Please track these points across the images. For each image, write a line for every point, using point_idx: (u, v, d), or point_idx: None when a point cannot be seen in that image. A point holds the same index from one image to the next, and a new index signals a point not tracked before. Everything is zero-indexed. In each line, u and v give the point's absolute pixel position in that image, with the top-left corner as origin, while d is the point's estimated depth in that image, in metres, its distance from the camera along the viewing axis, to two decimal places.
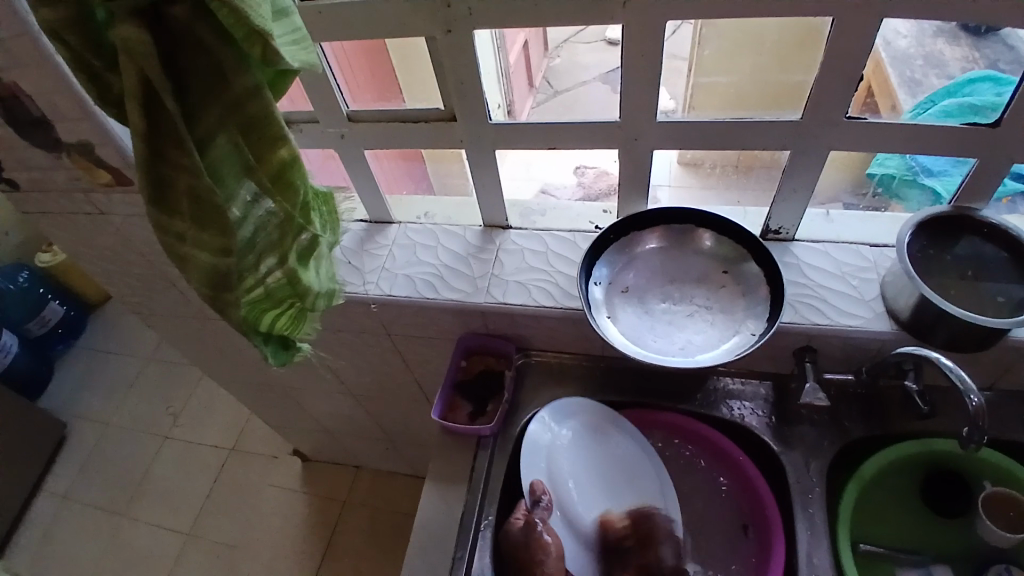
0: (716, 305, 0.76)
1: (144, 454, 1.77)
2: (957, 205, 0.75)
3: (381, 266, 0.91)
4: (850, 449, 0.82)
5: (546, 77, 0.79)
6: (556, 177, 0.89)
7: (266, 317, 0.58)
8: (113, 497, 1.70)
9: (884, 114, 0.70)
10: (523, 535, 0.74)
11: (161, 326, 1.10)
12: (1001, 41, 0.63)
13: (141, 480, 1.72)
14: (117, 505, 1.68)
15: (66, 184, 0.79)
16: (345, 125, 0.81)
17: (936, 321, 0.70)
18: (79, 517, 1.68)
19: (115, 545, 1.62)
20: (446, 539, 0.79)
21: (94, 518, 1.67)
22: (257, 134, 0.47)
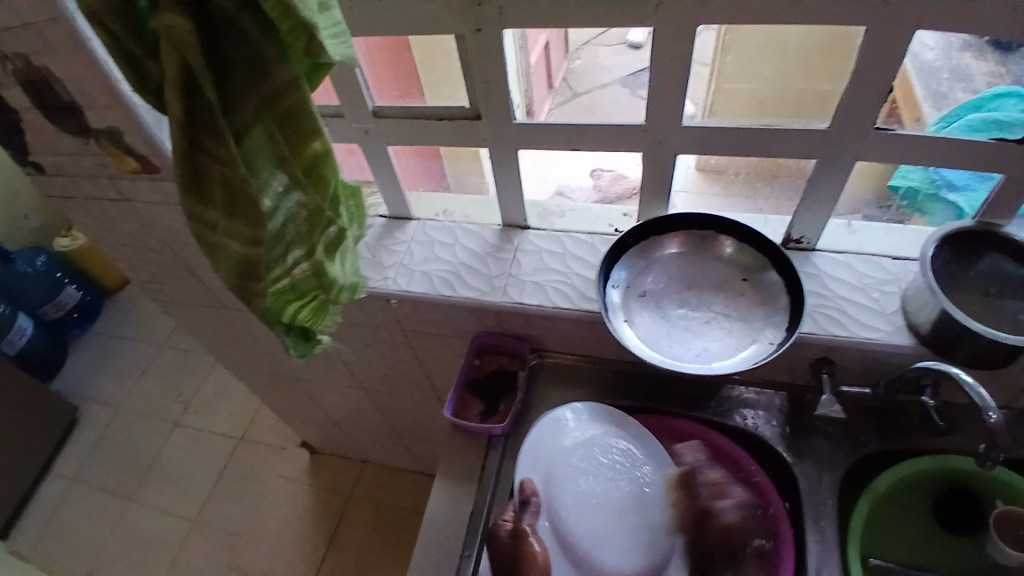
0: (736, 313, 0.75)
1: (153, 439, 1.78)
2: (982, 220, 0.74)
3: (399, 262, 0.91)
4: (863, 464, 0.82)
5: (566, 78, 0.82)
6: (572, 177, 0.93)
7: (290, 309, 0.59)
8: (121, 481, 1.71)
9: (909, 126, 0.70)
10: (511, 543, 0.71)
11: (177, 313, 1.11)
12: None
13: (149, 465, 1.73)
14: (125, 489, 1.70)
15: (93, 169, 0.80)
16: (370, 121, 0.81)
17: (958, 338, 0.70)
18: (87, 500, 1.70)
19: (121, 529, 1.63)
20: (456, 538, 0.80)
21: (101, 501, 1.69)
22: (292, 126, 0.47)
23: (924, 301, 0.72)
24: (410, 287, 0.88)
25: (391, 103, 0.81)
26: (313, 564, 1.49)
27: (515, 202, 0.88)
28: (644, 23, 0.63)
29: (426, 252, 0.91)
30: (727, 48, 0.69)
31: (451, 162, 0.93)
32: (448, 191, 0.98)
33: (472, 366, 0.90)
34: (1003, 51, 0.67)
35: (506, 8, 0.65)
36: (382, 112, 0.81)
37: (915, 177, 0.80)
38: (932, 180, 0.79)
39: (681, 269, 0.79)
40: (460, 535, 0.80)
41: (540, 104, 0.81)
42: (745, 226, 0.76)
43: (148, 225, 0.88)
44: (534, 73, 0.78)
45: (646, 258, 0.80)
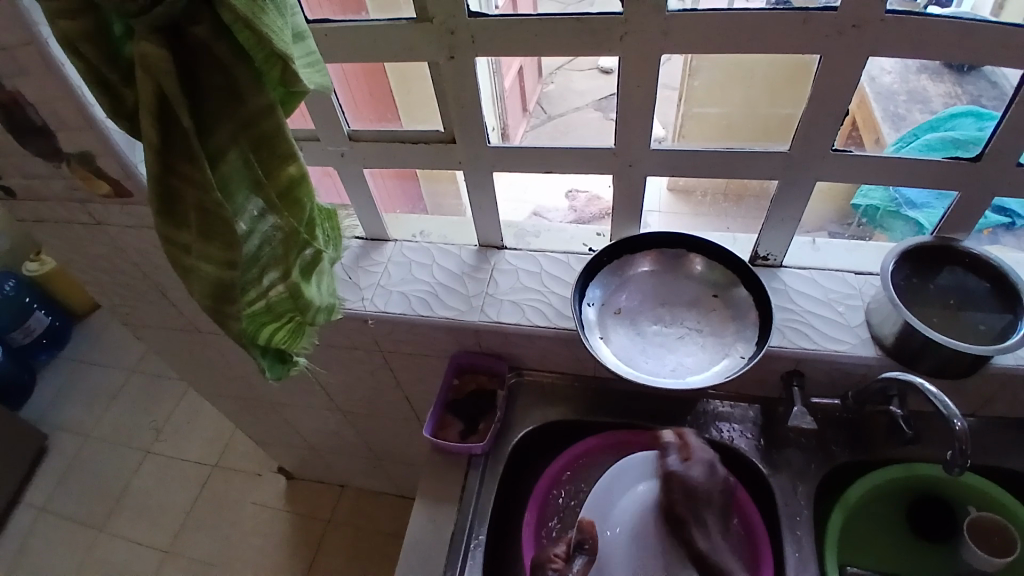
0: (707, 328, 0.77)
1: (123, 468, 1.74)
2: (942, 236, 0.78)
3: (376, 283, 0.91)
4: (837, 474, 0.83)
5: (540, 102, 0.82)
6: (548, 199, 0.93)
7: (266, 331, 0.59)
8: (89, 512, 1.66)
9: (868, 147, 0.73)
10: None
11: (150, 338, 1.10)
12: (984, 79, 0.66)
13: (120, 495, 1.68)
14: (94, 520, 1.65)
15: (65, 193, 0.79)
16: (346, 144, 0.82)
17: (921, 348, 0.72)
18: (53, 532, 1.64)
19: (90, 562, 1.58)
20: (436, 559, 0.79)
21: (69, 533, 1.63)
22: (268, 151, 0.48)
23: (886, 313, 0.75)
24: (387, 307, 0.88)
25: (367, 127, 0.82)
26: None
27: (491, 223, 0.89)
28: (612, 51, 0.66)
29: (403, 273, 0.92)
30: (693, 73, 0.70)
31: (427, 185, 0.94)
32: (427, 213, 0.99)
33: (451, 387, 0.91)
34: (957, 73, 0.66)
35: (479, 36, 0.67)
36: (359, 135, 0.82)
37: (876, 196, 0.83)
38: (892, 199, 0.82)
39: (653, 287, 0.81)
40: (440, 556, 0.79)
41: (514, 125, 0.82)
42: (713, 244, 0.79)
43: (120, 249, 0.87)
44: (508, 96, 0.79)
45: (620, 276, 0.81)
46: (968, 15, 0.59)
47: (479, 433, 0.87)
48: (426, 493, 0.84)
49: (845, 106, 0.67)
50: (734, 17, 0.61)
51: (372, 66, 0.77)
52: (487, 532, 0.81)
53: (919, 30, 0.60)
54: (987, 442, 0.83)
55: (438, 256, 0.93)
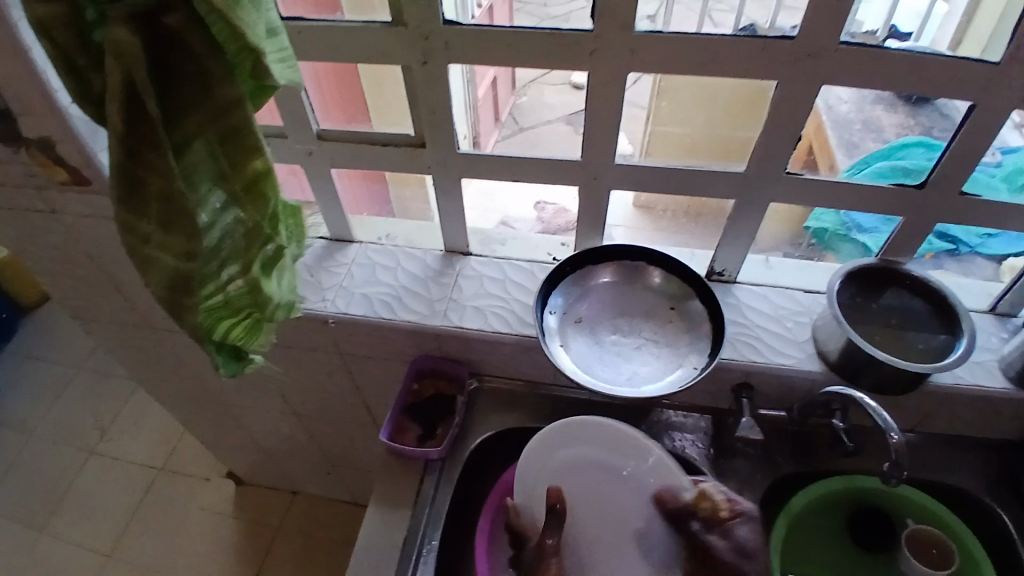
0: (663, 339, 0.79)
1: (64, 468, 1.67)
2: (886, 258, 0.82)
3: (338, 284, 0.91)
4: (782, 484, 0.87)
5: (512, 113, 0.83)
6: (516, 208, 0.95)
7: (222, 326, 0.58)
8: (24, 514, 1.59)
9: (823, 171, 0.77)
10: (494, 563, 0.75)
11: (99, 332, 1.06)
12: (936, 110, 0.71)
13: (60, 497, 1.61)
14: (29, 522, 1.57)
15: (18, 178, 0.77)
16: (314, 143, 0.82)
17: (864, 363, 0.76)
18: None
19: (21, 566, 1.50)
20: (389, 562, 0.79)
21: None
22: (235, 144, 0.48)
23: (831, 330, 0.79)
24: (348, 310, 0.88)
25: (337, 127, 0.82)
26: None
27: (457, 229, 0.90)
28: (581, 66, 0.68)
29: (365, 276, 0.92)
30: (663, 92, 0.73)
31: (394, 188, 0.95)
32: (394, 216, 0.99)
33: (408, 393, 0.90)
34: (910, 105, 0.71)
35: (453, 44, 0.68)
36: (329, 134, 0.82)
37: (829, 221, 0.87)
38: (845, 222, 0.86)
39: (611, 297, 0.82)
40: (393, 558, 0.79)
41: (485, 134, 0.83)
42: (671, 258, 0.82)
43: (74, 239, 0.85)
44: (480, 107, 0.80)
45: (580, 285, 0.83)
46: (918, 48, 0.63)
47: (435, 437, 0.87)
48: (381, 496, 0.84)
49: (799, 131, 0.71)
50: (697, 40, 0.64)
51: (348, 68, 0.78)
52: (440, 536, 0.81)
53: (867, 63, 0.64)
54: (920, 457, 0.87)
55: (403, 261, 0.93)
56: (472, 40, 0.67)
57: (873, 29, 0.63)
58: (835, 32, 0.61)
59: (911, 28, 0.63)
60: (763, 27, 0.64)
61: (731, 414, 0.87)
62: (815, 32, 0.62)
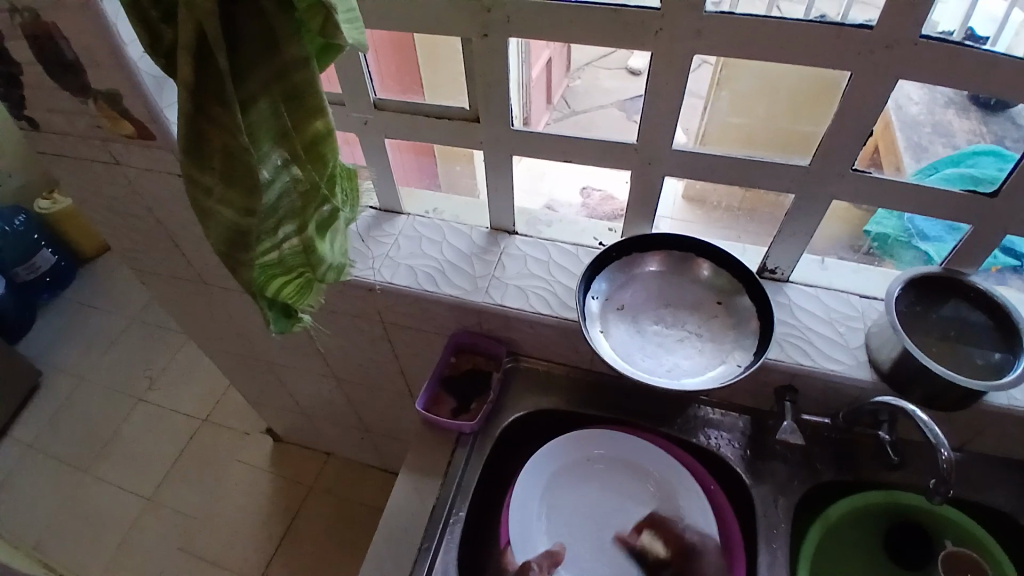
0: (707, 334, 0.78)
1: (115, 413, 1.75)
2: (949, 268, 0.78)
3: (384, 254, 0.92)
4: (818, 492, 0.84)
5: (564, 95, 0.83)
6: (563, 193, 0.93)
7: (275, 283, 0.60)
8: (76, 453, 1.68)
9: (887, 171, 0.74)
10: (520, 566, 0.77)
11: (156, 286, 1.11)
12: (1010, 119, 0.67)
13: (110, 439, 1.70)
14: (80, 461, 1.66)
15: (88, 130, 0.80)
16: (369, 112, 0.83)
17: (916, 375, 0.73)
18: (39, 468, 1.66)
19: (71, 501, 1.59)
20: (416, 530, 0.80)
21: (54, 471, 1.65)
22: (298, 103, 0.49)
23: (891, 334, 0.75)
24: (393, 281, 0.89)
25: (392, 97, 0.83)
26: (266, 553, 1.47)
27: (504, 207, 0.90)
28: (644, 46, 0.66)
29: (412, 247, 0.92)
30: (724, 82, 0.72)
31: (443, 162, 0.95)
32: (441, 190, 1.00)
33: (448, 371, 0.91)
34: (983, 111, 0.67)
35: (513, 18, 0.67)
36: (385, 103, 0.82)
37: (890, 228, 0.83)
38: (910, 230, 0.82)
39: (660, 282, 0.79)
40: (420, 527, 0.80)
41: (535, 115, 0.82)
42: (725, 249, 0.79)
43: (136, 193, 0.88)
44: (533, 84, 0.79)
45: (627, 271, 0.82)
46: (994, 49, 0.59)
47: (470, 412, 0.88)
48: (412, 465, 0.85)
49: (870, 127, 0.67)
50: (768, 25, 0.61)
51: (405, 42, 0.78)
52: (468, 508, 0.82)
53: (951, 57, 0.60)
54: (969, 476, 0.83)
55: (450, 236, 0.94)
56: (533, 14, 0.66)
57: (949, 29, 0.60)
58: (914, 24, 0.58)
59: (988, 34, 0.59)
60: (834, 20, 0.60)
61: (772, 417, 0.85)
62: (893, 22, 0.58)
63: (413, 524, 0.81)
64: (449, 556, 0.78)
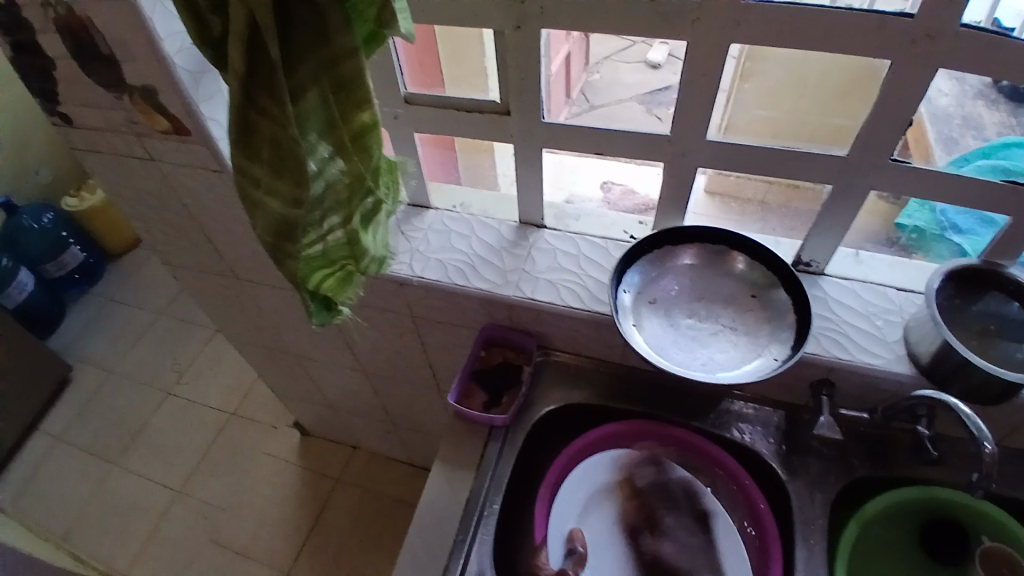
0: (742, 327, 0.77)
1: (143, 406, 1.78)
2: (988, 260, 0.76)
3: (415, 248, 0.92)
4: (854, 488, 0.83)
5: (583, 91, 0.83)
6: (583, 188, 0.96)
7: (317, 276, 0.60)
8: (107, 445, 1.71)
9: (917, 161, 0.72)
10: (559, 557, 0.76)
11: (188, 280, 1.12)
12: None
13: (139, 430, 1.73)
14: (111, 452, 1.70)
15: (124, 125, 0.81)
16: (401, 107, 0.83)
17: (956, 370, 0.71)
18: (72, 460, 1.69)
19: (103, 492, 1.63)
20: (449, 522, 0.80)
21: (86, 462, 1.68)
22: (346, 93, 0.49)
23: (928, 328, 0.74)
24: (423, 275, 0.89)
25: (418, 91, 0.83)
26: (294, 544, 1.49)
27: (533, 200, 0.89)
28: (681, 36, 0.65)
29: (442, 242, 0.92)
30: (746, 77, 0.72)
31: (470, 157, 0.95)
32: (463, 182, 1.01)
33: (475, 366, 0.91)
34: (1012, 101, 0.69)
35: (547, 10, 0.67)
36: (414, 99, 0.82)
37: (920, 221, 0.83)
38: (942, 222, 0.82)
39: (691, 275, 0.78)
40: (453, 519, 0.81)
41: (555, 108, 0.81)
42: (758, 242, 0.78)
43: (170, 188, 0.89)
44: (556, 80, 0.78)
45: (660, 264, 0.81)
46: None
47: (500, 405, 0.88)
48: (443, 458, 0.86)
49: (912, 116, 0.66)
50: (809, 13, 0.60)
51: (430, 40, 0.80)
52: (502, 501, 0.82)
53: (999, 45, 0.58)
54: (1010, 473, 0.82)
55: (479, 229, 0.94)
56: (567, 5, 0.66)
57: (977, 19, 0.59)
58: (960, 12, 0.57)
59: (1013, 26, 0.59)
60: (862, 8, 0.59)
61: (807, 411, 0.85)
62: (939, 10, 0.57)
63: (445, 517, 0.81)
64: (484, 550, 0.78)
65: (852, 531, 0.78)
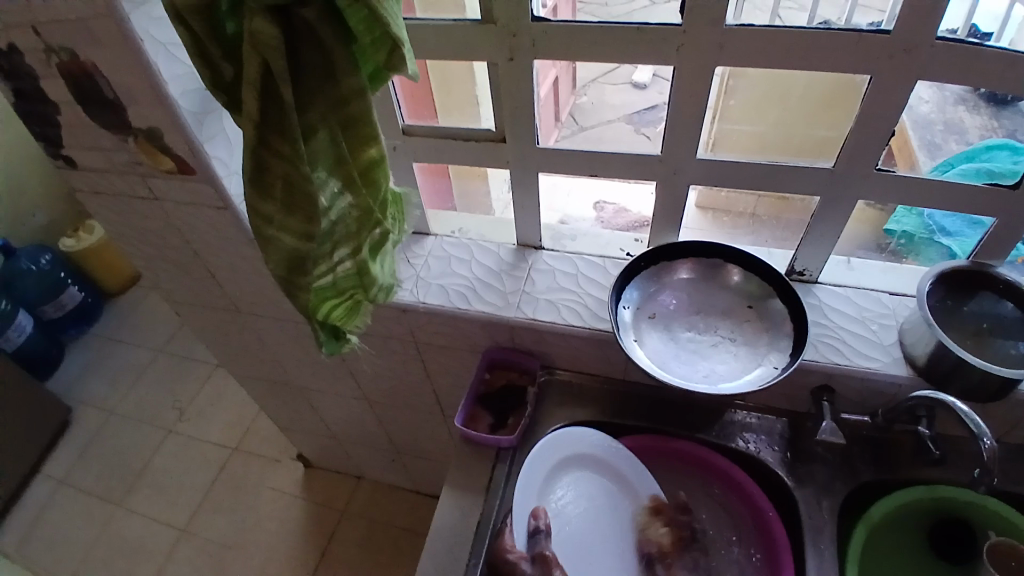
0: (740, 338, 0.79)
1: (145, 445, 1.77)
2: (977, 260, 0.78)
3: (416, 275, 0.94)
4: (861, 492, 0.84)
5: (571, 114, 0.84)
6: (576, 208, 0.97)
7: (326, 306, 0.62)
8: (109, 485, 1.70)
9: (902, 169, 0.75)
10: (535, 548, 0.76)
11: (190, 315, 1.13)
12: (1019, 113, 0.68)
13: (141, 471, 1.72)
14: (113, 493, 1.68)
15: (128, 167, 0.83)
16: (398, 138, 0.85)
17: (952, 370, 0.73)
18: (73, 503, 1.67)
19: (106, 534, 1.61)
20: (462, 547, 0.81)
21: (88, 505, 1.67)
22: (355, 131, 0.51)
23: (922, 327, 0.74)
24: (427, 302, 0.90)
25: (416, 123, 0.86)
26: None
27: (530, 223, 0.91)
28: (667, 60, 0.68)
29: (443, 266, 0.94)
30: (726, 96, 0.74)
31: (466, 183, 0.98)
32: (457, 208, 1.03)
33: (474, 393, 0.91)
34: (995, 106, 0.68)
35: (539, 41, 0.70)
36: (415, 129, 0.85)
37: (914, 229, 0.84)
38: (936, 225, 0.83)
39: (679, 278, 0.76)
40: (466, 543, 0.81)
41: (546, 130, 0.83)
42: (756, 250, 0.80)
43: (174, 227, 0.91)
44: (546, 103, 0.80)
45: (658, 281, 0.83)
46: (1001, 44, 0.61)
47: (510, 428, 0.88)
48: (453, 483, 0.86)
49: (893, 127, 0.69)
50: (788, 34, 0.63)
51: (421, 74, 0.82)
52: None
53: (970, 57, 0.61)
54: (1013, 471, 0.83)
55: (479, 255, 0.95)
56: (558, 35, 0.68)
57: (953, 27, 0.61)
58: (931, 28, 0.60)
59: (991, 30, 0.61)
60: (839, 27, 0.62)
61: (810, 418, 0.86)
62: (911, 27, 0.60)
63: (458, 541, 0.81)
64: None
65: (859, 539, 0.79)
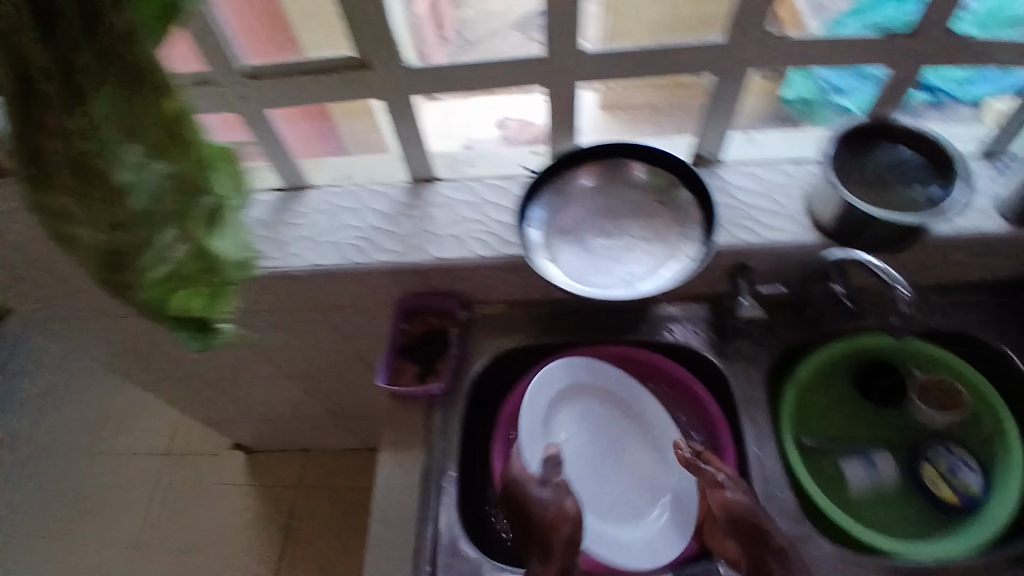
0: (653, 235, 0.76)
1: (68, 471, 1.63)
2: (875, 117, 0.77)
3: (300, 233, 0.85)
4: (786, 356, 0.87)
5: (456, 28, 0.74)
6: (476, 129, 0.87)
7: (176, 300, 0.55)
8: (40, 521, 1.57)
9: (794, 33, 0.72)
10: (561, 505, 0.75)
11: (66, 328, 1.01)
12: None
13: (70, 498, 1.59)
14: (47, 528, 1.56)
15: None
16: (243, 83, 0.74)
17: (860, 227, 0.74)
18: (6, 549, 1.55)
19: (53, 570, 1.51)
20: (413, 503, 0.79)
21: (23, 546, 1.54)
22: (138, 87, 0.46)
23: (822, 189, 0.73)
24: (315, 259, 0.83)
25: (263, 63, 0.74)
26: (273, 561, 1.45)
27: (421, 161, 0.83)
28: None
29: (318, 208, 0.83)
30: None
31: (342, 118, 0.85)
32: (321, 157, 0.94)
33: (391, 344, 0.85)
34: None
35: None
36: (263, 71, 0.74)
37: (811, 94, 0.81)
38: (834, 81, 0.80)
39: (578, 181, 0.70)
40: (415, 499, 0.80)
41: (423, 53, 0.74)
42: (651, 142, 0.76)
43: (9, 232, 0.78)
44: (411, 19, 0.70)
45: (564, 190, 0.78)
46: None
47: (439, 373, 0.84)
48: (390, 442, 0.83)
49: None
50: None
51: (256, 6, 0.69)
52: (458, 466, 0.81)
53: None
54: None
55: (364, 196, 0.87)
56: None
57: None
58: None
59: None
60: None
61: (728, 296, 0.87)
62: None
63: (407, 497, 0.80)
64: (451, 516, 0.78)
65: (790, 407, 0.82)
